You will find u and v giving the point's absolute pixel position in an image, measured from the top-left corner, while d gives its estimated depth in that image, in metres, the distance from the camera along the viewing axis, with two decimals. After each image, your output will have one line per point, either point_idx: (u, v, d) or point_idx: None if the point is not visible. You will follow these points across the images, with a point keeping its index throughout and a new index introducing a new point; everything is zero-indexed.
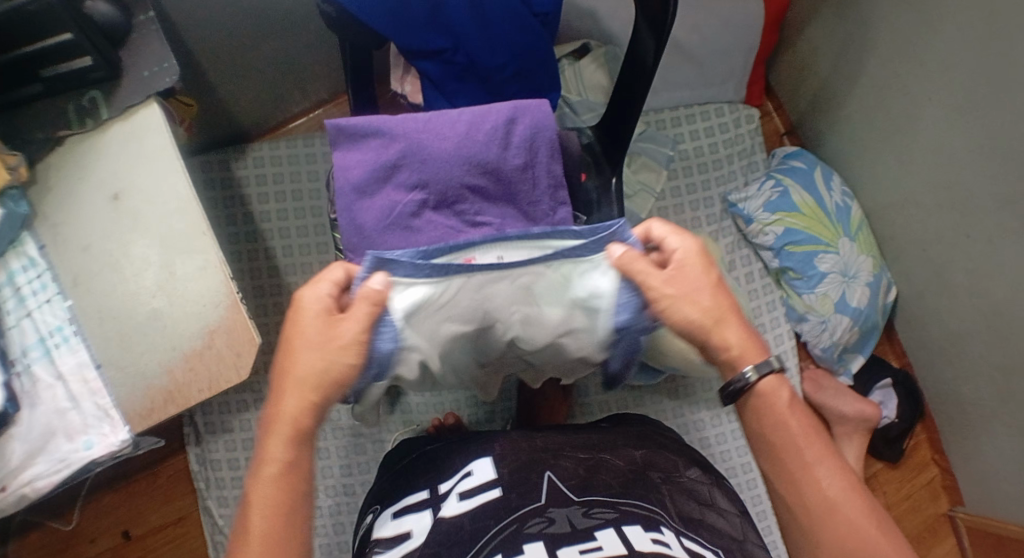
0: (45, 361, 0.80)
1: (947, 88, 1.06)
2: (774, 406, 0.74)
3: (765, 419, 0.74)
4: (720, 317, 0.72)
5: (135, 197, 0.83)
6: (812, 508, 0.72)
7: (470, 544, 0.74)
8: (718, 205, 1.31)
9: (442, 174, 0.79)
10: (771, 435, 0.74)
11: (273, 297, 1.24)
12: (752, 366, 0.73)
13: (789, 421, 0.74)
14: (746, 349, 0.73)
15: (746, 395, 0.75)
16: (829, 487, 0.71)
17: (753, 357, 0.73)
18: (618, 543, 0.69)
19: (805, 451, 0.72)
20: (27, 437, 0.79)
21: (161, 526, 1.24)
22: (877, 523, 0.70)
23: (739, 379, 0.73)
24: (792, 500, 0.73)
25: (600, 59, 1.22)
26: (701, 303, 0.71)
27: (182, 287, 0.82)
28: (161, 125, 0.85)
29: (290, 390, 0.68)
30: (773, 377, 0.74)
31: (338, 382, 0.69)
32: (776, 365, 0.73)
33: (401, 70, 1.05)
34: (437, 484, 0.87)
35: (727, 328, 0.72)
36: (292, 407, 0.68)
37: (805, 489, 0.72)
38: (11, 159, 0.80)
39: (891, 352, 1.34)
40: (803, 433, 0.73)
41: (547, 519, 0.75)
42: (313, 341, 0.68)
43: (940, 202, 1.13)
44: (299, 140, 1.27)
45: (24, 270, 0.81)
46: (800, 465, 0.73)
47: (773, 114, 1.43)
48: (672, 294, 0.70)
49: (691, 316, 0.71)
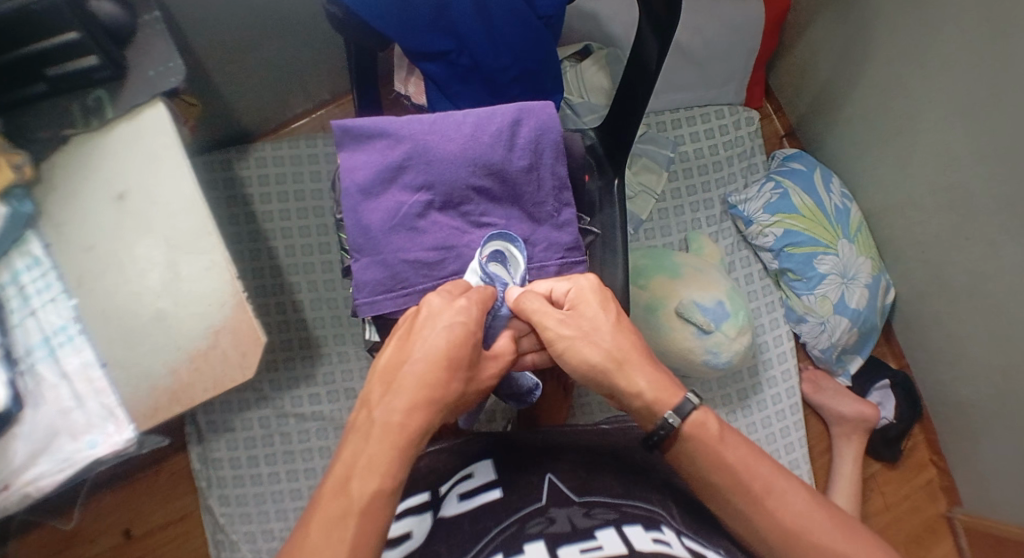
0: (49, 360, 0.80)
1: (949, 92, 1.07)
2: (707, 444, 0.73)
3: (702, 460, 0.73)
4: (625, 360, 0.71)
5: (141, 197, 0.83)
6: (772, 538, 0.72)
7: (471, 544, 0.75)
8: (718, 206, 1.32)
9: (448, 175, 0.80)
10: (715, 476, 0.73)
11: (276, 296, 1.24)
12: (672, 410, 0.72)
13: (726, 455, 0.73)
14: (660, 393, 0.72)
15: (673, 440, 0.73)
16: (786, 515, 0.72)
17: (669, 399, 0.72)
18: (618, 543, 0.69)
19: (752, 484, 0.72)
20: (30, 437, 0.78)
21: (162, 525, 1.25)
22: (843, 536, 0.71)
23: (663, 425, 0.72)
24: (751, 534, 0.73)
25: (602, 61, 1.23)
26: (601, 346, 0.71)
27: (189, 287, 0.83)
28: (167, 125, 0.85)
29: (410, 402, 0.66)
30: (697, 413, 0.73)
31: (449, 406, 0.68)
32: (696, 401, 0.72)
33: (405, 71, 1.05)
34: (436, 487, 0.88)
35: (634, 370, 0.71)
36: (415, 420, 0.66)
37: (762, 522, 0.72)
38: (16, 158, 0.80)
39: (890, 353, 1.35)
40: (743, 465, 0.73)
41: (547, 519, 0.76)
42: (447, 358, 0.67)
43: (940, 205, 1.14)
44: (302, 140, 1.28)
45: (29, 269, 0.81)
46: (750, 502, 0.72)
47: (773, 116, 1.43)
48: (569, 336, 0.72)
49: (591, 358, 0.71)
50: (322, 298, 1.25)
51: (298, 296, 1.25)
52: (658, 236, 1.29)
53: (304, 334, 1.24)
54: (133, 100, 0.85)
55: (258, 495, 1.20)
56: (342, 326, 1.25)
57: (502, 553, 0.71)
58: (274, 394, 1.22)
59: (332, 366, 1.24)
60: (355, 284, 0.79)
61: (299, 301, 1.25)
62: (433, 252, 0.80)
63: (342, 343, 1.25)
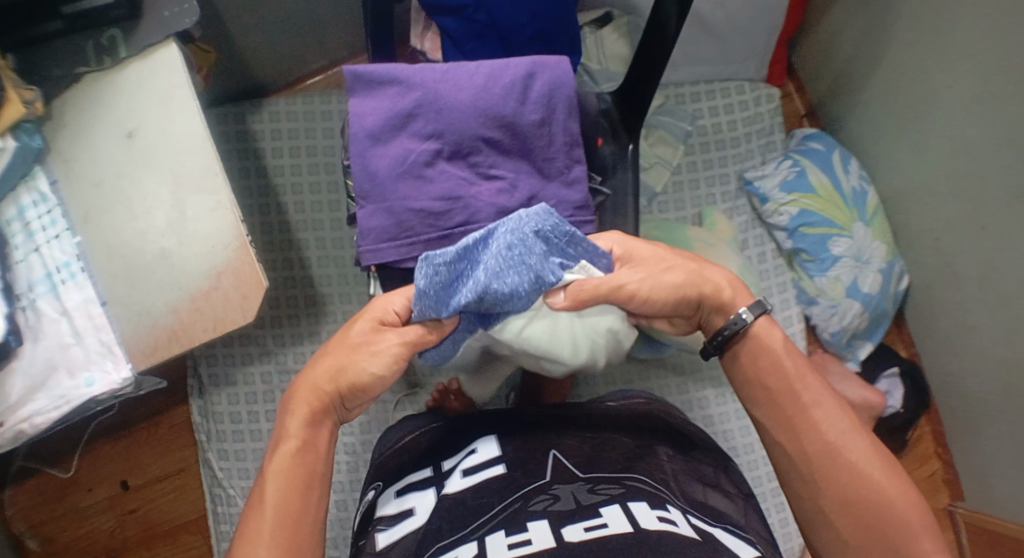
0: (51, 296, 0.80)
1: (971, 75, 1.04)
2: (770, 350, 0.80)
3: (761, 362, 0.80)
4: (699, 268, 0.81)
5: (148, 136, 0.82)
6: (810, 448, 0.75)
7: (472, 520, 0.74)
8: (734, 183, 1.30)
9: (458, 124, 0.80)
10: (767, 378, 0.79)
11: (283, 252, 1.24)
12: (746, 308, 0.80)
13: (784, 361, 0.79)
14: (737, 292, 0.82)
15: (737, 341, 0.81)
16: (828, 428, 0.76)
17: (744, 300, 0.82)
18: (623, 520, 0.69)
19: (801, 391, 0.78)
20: (28, 372, 0.79)
21: (159, 477, 1.24)
22: (879, 464, 0.74)
23: (736, 320, 0.80)
24: (792, 446, 0.77)
25: (622, 29, 1.20)
26: (676, 270, 0.79)
27: (192, 228, 0.82)
28: (176, 65, 0.84)
29: (314, 386, 0.76)
30: (763, 318, 0.81)
31: (357, 381, 0.76)
32: (766, 306, 0.81)
33: (421, 26, 1.04)
34: (440, 462, 0.85)
35: (711, 272, 0.82)
36: (312, 382, 0.76)
37: (804, 433, 0.76)
38: (28, 93, 0.80)
39: (900, 341, 1.33)
40: (800, 377, 0.78)
41: (552, 496, 0.75)
42: (352, 340, 0.77)
43: (956, 192, 1.12)
44: (316, 96, 1.27)
45: (35, 205, 0.81)
46: (798, 408, 0.77)
47: (794, 95, 1.41)
48: (643, 275, 0.78)
49: (675, 280, 0.78)
50: (330, 256, 1.24)
51: (305, 253, 1.24)
52: (671, 209, 1.28)
53: (310, 291, 1.23)
54: (145, 40, 0.84)
55: (257, 451, 1.20)
56: (347, 285, 1.24)
57: (505, 530, 0.70)
58: (276, 349, 1.22)
59: (336, 324, 1.23)
60: (360, 230, 0.79)
61: (307, 258, 1.24)
62: (439, 202, 0.79)
63: (348, 302, 1.24)
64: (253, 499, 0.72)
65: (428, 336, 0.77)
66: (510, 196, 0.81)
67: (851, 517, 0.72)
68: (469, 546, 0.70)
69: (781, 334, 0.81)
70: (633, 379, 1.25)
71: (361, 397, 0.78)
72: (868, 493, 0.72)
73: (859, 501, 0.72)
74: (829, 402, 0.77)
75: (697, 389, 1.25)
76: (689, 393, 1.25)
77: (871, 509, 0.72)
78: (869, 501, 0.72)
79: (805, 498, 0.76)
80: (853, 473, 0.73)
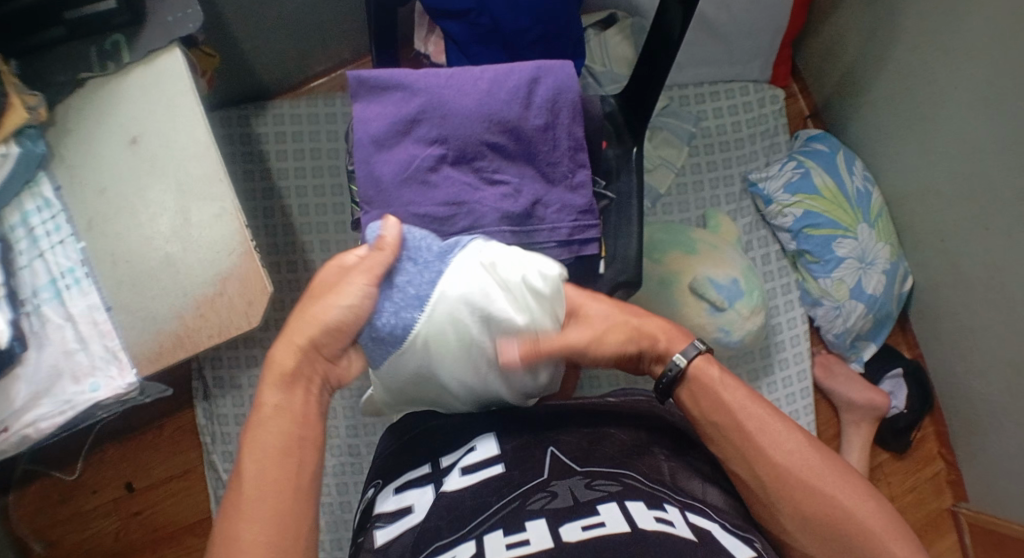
0: (55, 302, 0.81)
1: (977, 77, 1.04)
2: (710, 386, 0.80)
3: (705, 399, 0.80)
4: (642, 327, 0.82)
5: (152, 142, 0.82)
6: (766, 476, 0.76)
7: (471, 518, 0.74)
8: (738, 184, 1.30)
9: (463, 130, 0.80)
10: (714, 414, 0.79)
11: (287, 255, 1.24)
12: (679, 353, 0.81)
13: (726, 394, 0.79)
14: (673, 343, 0.82)
15: (678, 387, 0.81)
16: (780, 455, 0.76)
17: (680, 342, 0.83)
18: (620, 519, 0.69)
19: (748, 421, 0.77)
20: (34, 379, 0.79)
21: (164, 480, 1.25)
22: (836, 479, 0.75)
23: (670, 368, 0.81)
24: (750, 478, 0.77)
25: (626, 30, 1.20)
26: (619, 328, 0.81)
27: (197, 234, 0.82)
28: (181, 71, 0.84)
29: (291, 345, 0.73)
30: (700, 359, 0.81)
31: (327, 324, 0.73)
32: (701, 347, 0.82)
33: (425, 30, 1.04)
34: (439, 458, 0.84)
35: (653, 328, 0.83)
36: (289, 331, 0.74)
37: (760, 464, 0.76)
38: (30, 99, 0.80)
39: (904, 342, 1.33)
40: (741, 406, 0.78)
41: (549, 494, 0.75)
42: (323, 285, 0.75)
43: (961, 192, 1.12)
44: (319, 99, 1.26)
45: (39, 211, 0.81)
46: (748, 440, 0.77)
47: (798, 96, 1.40)
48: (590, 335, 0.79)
49: (616, 339, 0.80)
50: (334, 259, 1.24)
51: (309, 256, 1.24)
52: (675, 211, 1.28)
53: None
54: (149, 45, 0.83)
55: None
56: None
57: (503, 528, 0.71)
58: None
59: None
60: (365, 236, 0.79)
61: (311, 261, 1.24)
62: (443, 208, 0.79)
63: None
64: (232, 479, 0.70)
65: (384, 254, 0.74)
66: (515, 200, 0.81)
67: (821, 536, 0.73)
68: (467, 544, 0.70)
69: (718, 369, 0.81)
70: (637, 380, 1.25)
71: (336, 341, 0.74)
72: (827, 509, 0.73)
73: (820, 518, 0.73)
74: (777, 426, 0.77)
75: None
76: None
77: (837, 527, 0.73)
78: (836, 519, 0.73)
79: (772, 522, 0.76)
80: (814, 496, 0.74)
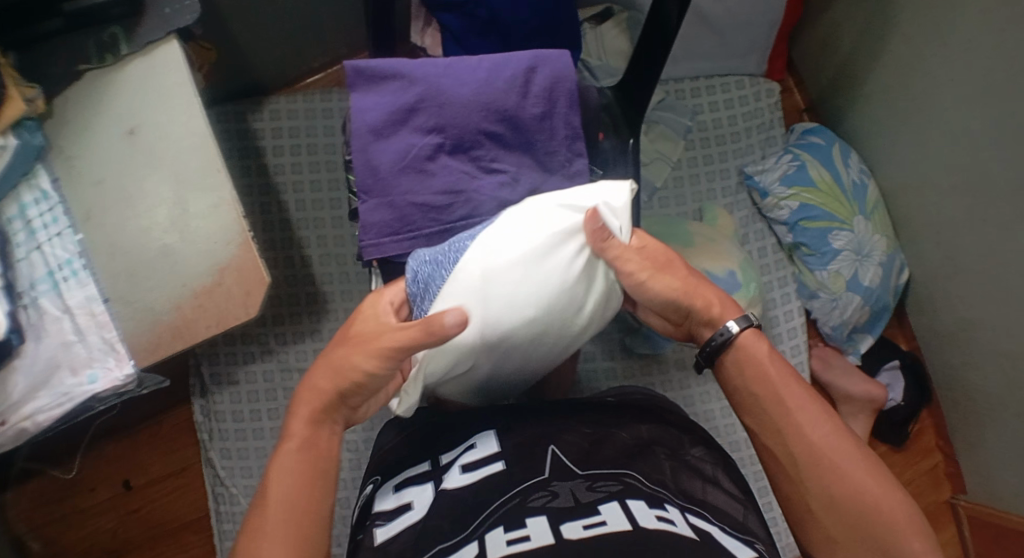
0: (53, 294, 0.80)
1: (973, 69, 1.04)
2: (754, 358, 0.78)
3: (748, 370, 0.78)
4: (698, 283, 0.79)
5: (150, 132, 0.82)
6: (795, 452, 0.74)
7: (473, 517, 0.74)
8: (734, 178, 1.30)
9: (461, 119, 0.80)
10: (755, 386, 0.78)
11: (284, 250, 1.24)
12: (733, 321, 0.79)
13: (769, 369, 0.78)
14: (726, 309, 0.80)
15: (725, 353, 0.80)
16: (814, 435, 0.74)
17: (732, 313, 0.80)
18: (621, 518, 0.69)
19: (787, 398, 0.76)
20: (31, 370, 0.79)
21: (162, 477, 1.24)
22: (870, 474, 0.72)
23: (721, 333, 0.79)
24: (782, 456, 0.75)
25: (622, 24, 1.21)
26: (676, 275, 0.79)
27: (195, 225, 0.82)
28: (181, 63, 0.84)
29: (317, 385, 0.75)
30: (750, 331, 0.79)
31: (358, 378, 0.74)
32: (753, 320, 0.79)
33: (422, 22, 1.05)
34: (439, 455, 0.84)
35: (707, 289, 0.80)
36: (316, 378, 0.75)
37: (791, 441, 0.75)
38: (28, 90, 0.80)
39: (900, 335, 1.33)
40: (784, 382, 0.77)
41: (550, 493, 0.74)
42: (350, 336, 0.75)
43: (957, 184, 1.12)
44: (316, 94, 1.27)
45: (37, 203, 0.81)
46: (784, 415, 0.75)
47: (793, 90, 1.41)
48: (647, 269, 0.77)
49: (675, 282, 0.78)
50: (331, 254, 1.24)
51: (307, 251, 1.24)
52: (672, 205, 1.28)
53: (312, 288, 1.23)
54: (148, 37, 0.83)
55: (259, 449, 1.20)
56: (349, 283, 1.24)
57: (503, 527, 0.70)
58: (278, 348, 1.22)
59: (337, 322, 1.23)
60: (363, 225, 0.79)
61: (308, 256, 1.24)
62: (441, 196, 0.80)
63: (350, 300, 1.24)
64: (255, 502, 0.71)
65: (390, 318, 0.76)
66: (513, 189, 0.81)
67: (845, 522, 0.71)
68: (469, 544, 0.70)
69: (767, 345, 0.79)
70: (635, 374, 1.25)
71: (365, 395, 0.76)
72: (856, 497, 0.71)
73: (843, 500, 0.71)
74: (815, 408, 0.75)
75: (699, 385, 1.25)
76: (691, 389, 1.25)
77: (863, 515, 0.71)
78: (863, 508, 0.71)
79: (795, 505, 0.75)
80: (843, 482, 0.72)
